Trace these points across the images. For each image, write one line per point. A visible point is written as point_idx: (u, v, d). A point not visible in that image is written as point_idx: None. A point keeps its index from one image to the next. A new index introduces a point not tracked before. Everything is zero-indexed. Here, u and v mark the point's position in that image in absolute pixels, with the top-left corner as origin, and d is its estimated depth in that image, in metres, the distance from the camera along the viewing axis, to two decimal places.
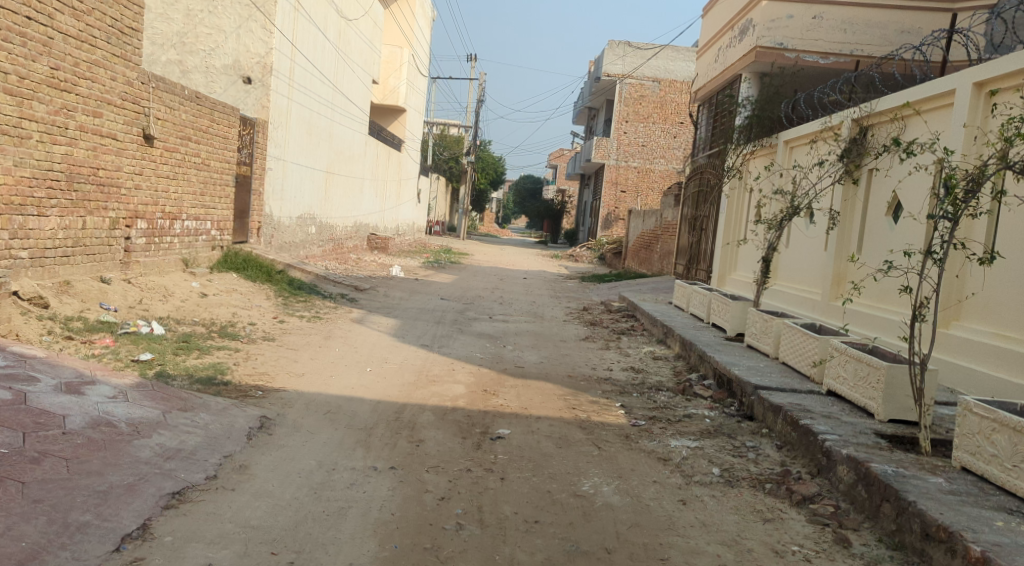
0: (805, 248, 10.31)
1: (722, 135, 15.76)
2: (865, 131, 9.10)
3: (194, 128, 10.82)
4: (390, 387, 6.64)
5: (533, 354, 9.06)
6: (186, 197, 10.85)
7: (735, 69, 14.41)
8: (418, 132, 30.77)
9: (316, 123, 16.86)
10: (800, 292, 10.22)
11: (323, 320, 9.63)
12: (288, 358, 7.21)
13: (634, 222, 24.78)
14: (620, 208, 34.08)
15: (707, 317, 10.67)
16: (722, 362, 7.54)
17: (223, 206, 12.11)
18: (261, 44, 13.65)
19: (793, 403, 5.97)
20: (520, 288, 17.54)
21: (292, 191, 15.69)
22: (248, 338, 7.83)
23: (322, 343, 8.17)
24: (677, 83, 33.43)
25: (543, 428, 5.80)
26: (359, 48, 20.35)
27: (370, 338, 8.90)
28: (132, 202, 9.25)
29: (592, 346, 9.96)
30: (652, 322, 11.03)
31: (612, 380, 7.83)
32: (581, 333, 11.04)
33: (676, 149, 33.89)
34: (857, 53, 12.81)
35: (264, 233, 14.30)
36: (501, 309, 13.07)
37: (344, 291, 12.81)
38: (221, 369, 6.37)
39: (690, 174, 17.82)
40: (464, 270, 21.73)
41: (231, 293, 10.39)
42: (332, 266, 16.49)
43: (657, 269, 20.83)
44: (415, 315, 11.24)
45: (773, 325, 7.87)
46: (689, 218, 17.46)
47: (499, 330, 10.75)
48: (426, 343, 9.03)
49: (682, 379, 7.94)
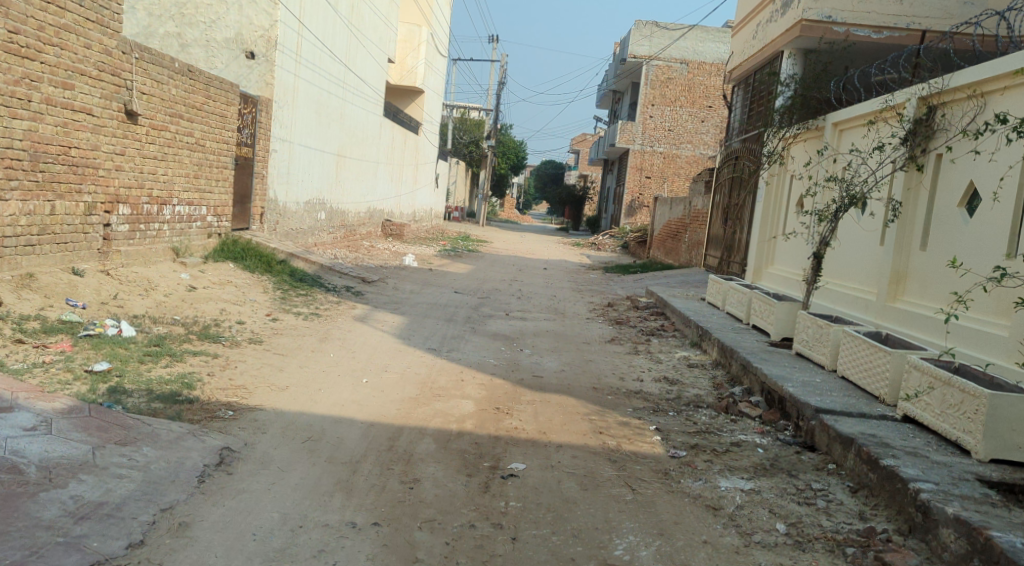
0: (856, 243, 9.29)
1: (761, 116, 14.65)
2: (934, 110, 8.06)
3: (186, 105, 9.95)
4: (387, 404, 5.70)
5: (553, 360, 8.10)
6: (179, 180, 9.98)
7: (777, 46, 13.37)
8: (436, 114, 29.70)
9: (325, 102, 15.94)
10: (849, 291, 9.24)
11: (323, 318, 8.71)
12: (273, 367, 6.29)
13: (661, 209, 23.76)
14: (644, 195, 33.00)
15: (747, 318, 9.66)
16: (773, 376, 6.53)
17: (220, 190, 11.22)
18: (265, 16, 12.81)
19: (868, 434, 4.95)
20: (540, 279, 16.55)
21: (299, 175, 14.81)
22: (232, 340, 6.92)
23: (317, 346, 7.24)
24: (706, 65, 32.17)
25: (565, 462, 4.84)
26: (374, 24, 19.38)
27: (371, 340, 7.97)
28: (113, 185, 8.39)
29: (619, 350, 8.96)
30: (686, 323, 10.01)
31: (644, 395, 6.83)
32: (606, 334, 10.05)
33: (704, 134, 32.65)
34: (913, 27, 11.83)
35: (267, 220, 13.41)
36: (520, 305, 12.09)
37: (350, 283, 11.90)
38: (190, 382, 5.46)
39: (724, 159, 16.75)
40: (483, 259, 20.77)
41: (224, 285, 9.51)
42: (341, 255, 15.61)
43: (685, 261, 19.80)
44: (425, 311, 10.30)
45: (830, 332, 6.85)
46: (723, 207, 16.36)
47: (516, 329, 9.78)
48: (435, 346, 8.09)
49: (724, 395, 6.94)
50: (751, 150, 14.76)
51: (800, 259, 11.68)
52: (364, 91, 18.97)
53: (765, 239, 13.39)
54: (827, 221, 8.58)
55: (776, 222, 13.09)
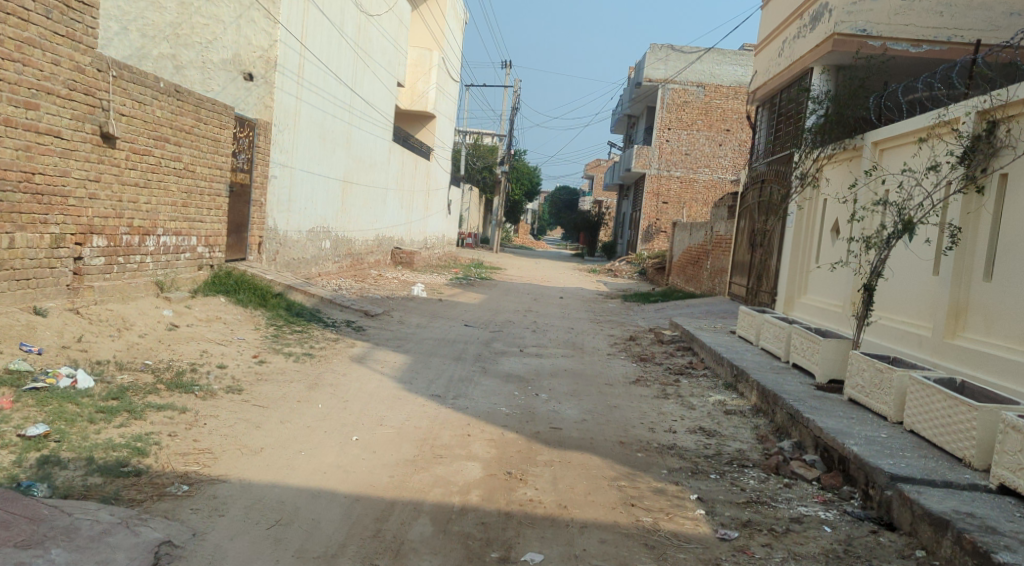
0: (907, 273, 8.40)
1: (790, 137, 13.82)
2: (996, 125, 7.17)
3: (173, 128, 9.20)
4: (378, 470, 4.82)
5: (573, 407, 7.19)
6: (165, 209, 9.23)
7: (804, 63, 12.73)
8: (448, 139, 28.99)
9: (330, 127, 15.26)
10: (898, 325, 8.37)
11: (317, 360, 7.85)
12: (248, 423, 5.42)
13: (680, 235, 22.88)
14: (661, 220, 32.19)
15: (786, 356, 8.76)
16: (831, 431, 5.61)
17: (212, 218, 10.44)
18: (264, 36, 12.20)
19: (964, 514, 4.05)
20: (556, 310, 15.65)
21: (301, 201, 14.07)
22: (206, 390, 6.05)
23: (305, 396, 6.37)
24: (724, 89, 31.38)
25: (592, 550, 3.95)
26: (382, 47, 18.79)
27: (368, 385, 7.08)
28: (85, 215, 7.64)
29: (646, 393, 8.05)
30: (717, 361, 9.11)
31: (679, 452, 5.91)
32: (630, 373, 9.13)
33: (722, 158, 31.77)
34: (955, 40, 11.13)
35: (266, 250, 12.67)
36: (535, 340, 11.17)
37: (352, 318, 11.09)
38: (145, 446, 4.61)
39: (749, 183, 15.93)
40: (496, 288, 19.95)
41: (210, 323, 8.70)
42: (345, 286, 14.84)
43: (707, 289, 18.89)
44: (431, 349, 9.42)
45: (894, 378, 5.95)
46: (749, 232, 15.49)
47: (531, 369, 8.87)
48: (440, 391, 7.20)
49: (771, 451, 6.04)
50: (780, 173, 13.91)
51: (838, 290, 10.79)
52: (372, 116, 18.34)
53: (798, 267, 12.51)
54: (875, 249, 7.72)
55: (811, 249, 12.20)
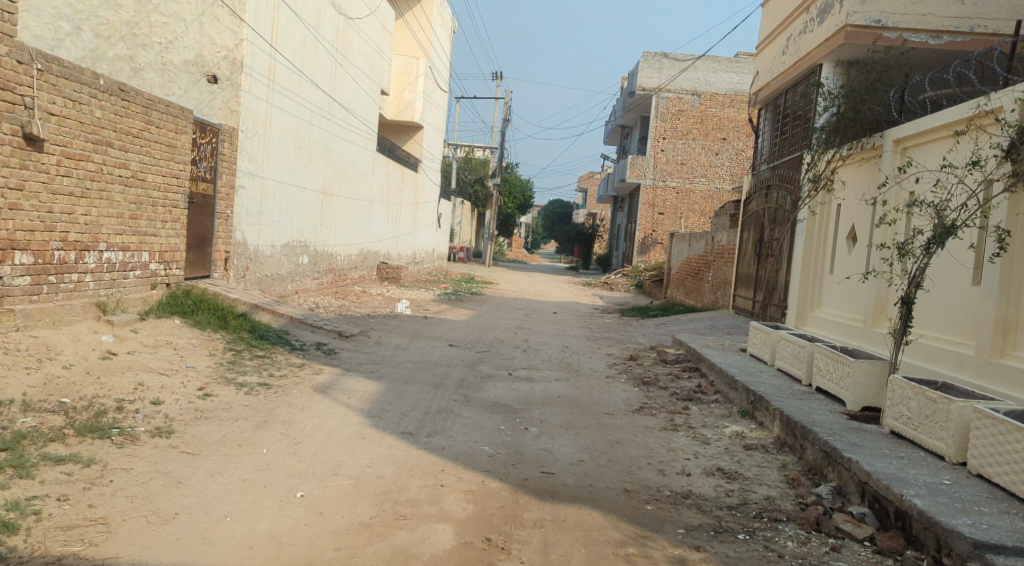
0: (948, 284, 7.43)
1: (801, 140, 12.95)
2: None
3: (117, 131, 8.22)
4: (321, 542, 3.83)
5: (568, 444, 6.17)
6: (109, 220, 8.22)
7: (813, 57, 11.86)
8: (437, 150, 28.04)
9: (306, 134, 14.32)
10: (937, 342, 7.42)
11: (274, 392, 6.81)
12: (167, 478, 4.39)
13: (677, 246, 22.05)
14: (657, 232, 31.30)
15: (808, 379, 7.80)
16: (884, 478, 4.64)
17: (166, 232, 9.41)
18: (229, 35, 11.18)
19: None
20: (550, 327, 14.64)
21: (274, 214, 13.09)
22: (127, 434, 5.01)
23: (249, 438, 5.33)
24: (719, 97, 30.56)
25: None
26: (364, 53, 17.86)
27: (329, 422, 6.04)
28: (4, 228, 6.73)
29: (651, 425, 7.04)
30: (730, 385, 8.12)
31: (696, 503, 4.92)
32: (633, 400, 8.12)
33: (718, 167, 30.88)
34: (979, 30, 10.29)
35: (233, 266, 11.68)
36: (526, 361, 10.14)
37: (324, 339, 10.08)
38: (17, 521, 3.60)
39: (754, 191, 15.07)
40: (486, 303, 19.01)
41: (157, 350, 7.66)
42: (323, 304, 13.86)
43: (708, 302, 17.96)
44: (408, 375, 8.39)
45: (954, 411, 5.00)
46: (755, 241, 14.56)
47: (521, 396, 7.86)
48: (414, 427, 6.17)
49: (806, 498, 5.06)
50: (788, 178, 12.96)
51: (857, 301, 9.86)
52: (354, 124, 17.39)
53: (811, 278, 11.59)
54: (911, 256, 6.74)
55: (826, 258, 11.25)
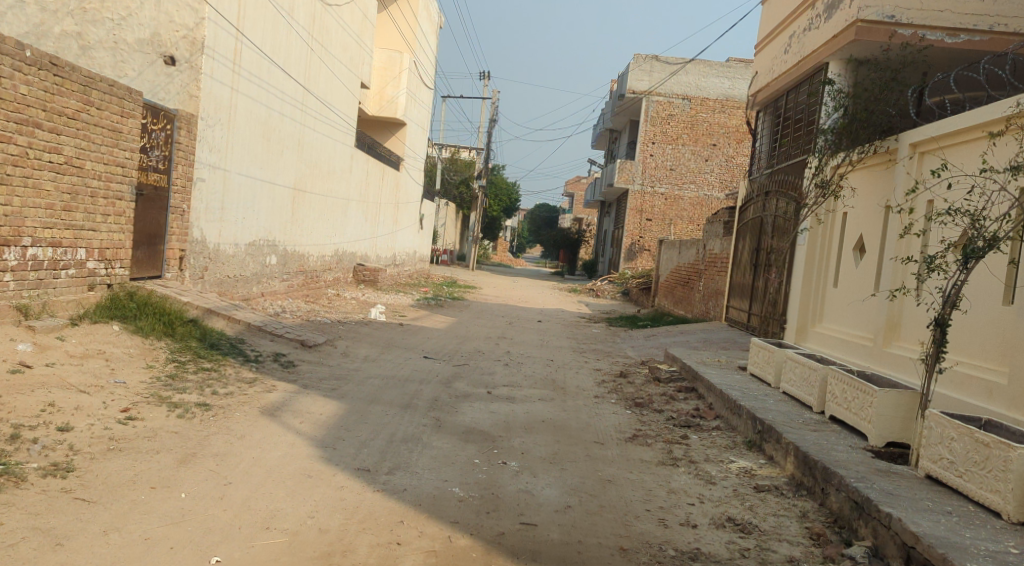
0: (978, 304, 6.59)
1: (803, 144, 12.17)
2: None
3: (47, 111, 7.36)
4: None
5: (552, 483, 5.30)
6: (35, 211, 7.34)
7: (818, 56, 11.11)
8: (420, 149, 27.11)
9: (276, 126, 13.38)
10: (964, 368, 6.60)
11: (213, 415, 5.87)
12: (44, 538, 3.48)
13: (666, 253, 21.29)
14: (644, 238, 30.52)
15: (820, 406, 6.99)
16: (937, 544, 3.81)
17: (108, 226, 8.44)
18: (189, 13, 10.30)
19: None
20: (534, 337, 13.76)
21: (238, 210, 12.12)
22: (10, 474, 4.08)
23: (166, 477, 4.41)
24: (710, 102, 29.87)
25: None
26: (343, 43, 16.90)
27: (271, 455, 5.12)
28: None
29: (647, 458, 6.18)
30: (733, 411, 7.29)
31: None
32: (625, 425, 7.26)
33: (708, 174, 30.17)
34: (997, 29, 9.54)
35: (190, 267, 10.71)
36: (507, 377, 9.25)
37: (285, 349, 9.15)
38: None
39: (751, 198, 14.29)
40: (467, 310, 18.12)
41: (85, 361, 6.72)
42: (291, 309, 12.92)
43: (699, 313, 17.16)
44: (374, 393, 7.47)
45: (1014, 461, 4.17)
46: (752, 250, 13.76)
47: (500, 420, 6.97)
48: (373, 462, 5.25)
49: (837, 561, 4.22)
50: (789, 185, 12.20)
51: (865, 318, 9.07)
52: (330, 118, 16.46)
53: (813, 291, 10.81)
54: (943, 272, 5.89)
55: (830, 270, 10.45)
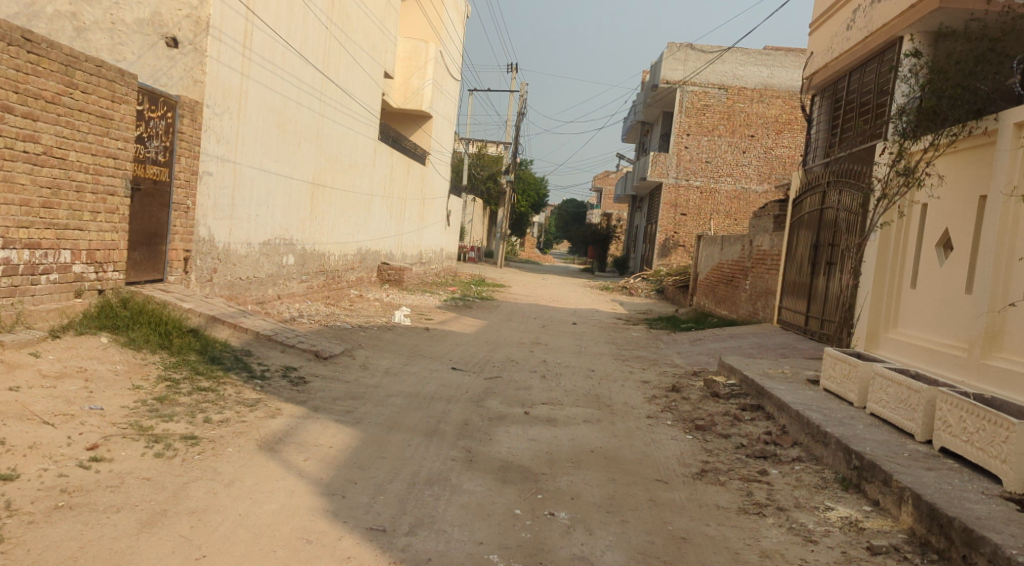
0: None
1: (873, 128, 10.91)
2: None
3: (19, 94, 6.41)
4: None
5: (615, 545, 4.21)
6: (7, 208, 6.42)
7: (893, 28, 9.85)
8: (447, 142, 26.05)
9: (291, 116, 12.40)
10: None
11: (200, 452, 4.84)
12: None
13: (705, 250, 20.06)
14: (680, 234, 29.20)
15: (926, 435, 5.84)
16: None
17: (98, 225, 7.47)
18: None
19: None
20: (570, 342, 12.65)
21: (251, 205, 11.17)
22: None
23: (121, 552, 3.41)
24: (747, 91, 28.49)
25: None
26: (364, 28, 15.89)
27: (263, 509, 4.09)
28: None
29: (724, 504, 5.06)
30: (817, 438, 6.15)
31: None
32: (689, 457, 6.14)
33: (746, 166, 28.75)
34: None
35: (196, 269, 9.78)
36: (546, 392, 8.14)
37: (296, 363, 8.14)
38: None
39: (807, 190, 13.03)
40: (497, 311, 17.04)
41: (59, 383, 5.74)
42: (308, 313, 11.95)
43: (746, 314, 15.91)
44: (394, 417, 6.43)
45: None
46: (810, 247, 12.51)
47: (543, 451, 5.89)
48: (390, 517, 4.21)
49: None
50: (856, 175, 10.95)
51: (952, 325, 7.87)
52: (351, 108, 15.46)
53: (886, 291, 9.58)
54: None
55: (906, 269, 9.23)
